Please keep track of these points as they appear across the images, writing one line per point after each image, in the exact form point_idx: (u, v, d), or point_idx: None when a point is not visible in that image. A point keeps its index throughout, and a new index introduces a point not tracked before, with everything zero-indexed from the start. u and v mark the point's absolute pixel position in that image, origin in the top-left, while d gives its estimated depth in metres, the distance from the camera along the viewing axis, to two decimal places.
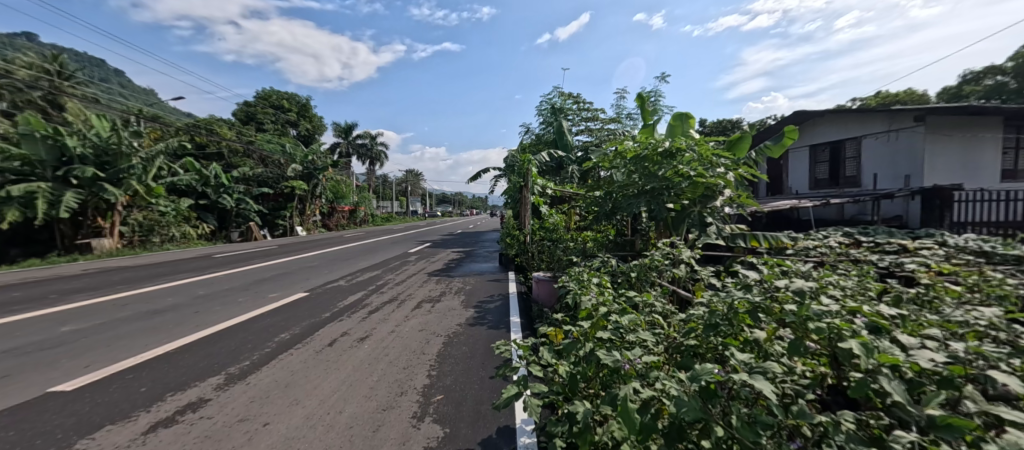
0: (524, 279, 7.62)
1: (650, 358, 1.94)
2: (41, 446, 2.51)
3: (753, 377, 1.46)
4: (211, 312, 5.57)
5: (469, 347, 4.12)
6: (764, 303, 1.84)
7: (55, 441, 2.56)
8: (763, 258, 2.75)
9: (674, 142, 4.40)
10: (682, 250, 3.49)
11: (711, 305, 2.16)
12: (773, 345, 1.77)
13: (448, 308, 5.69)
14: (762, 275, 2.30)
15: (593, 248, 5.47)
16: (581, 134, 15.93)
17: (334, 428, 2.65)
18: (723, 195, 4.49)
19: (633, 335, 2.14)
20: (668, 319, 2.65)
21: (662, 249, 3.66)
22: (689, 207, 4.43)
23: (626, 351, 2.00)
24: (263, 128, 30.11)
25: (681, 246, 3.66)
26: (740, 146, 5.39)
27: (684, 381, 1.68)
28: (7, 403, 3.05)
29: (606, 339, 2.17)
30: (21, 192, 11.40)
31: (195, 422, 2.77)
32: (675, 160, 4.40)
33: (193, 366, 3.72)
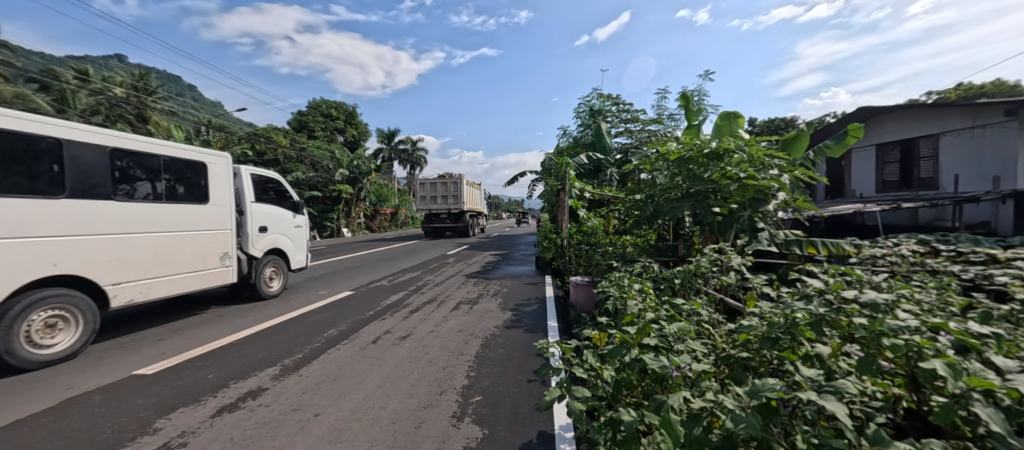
0: (561, 283, 7.53)
1: (700, 367, 1.87)
2: (127, 422, 2.78)
3: (820, 396, 1.37)
4: (266, 307, 5.93)
5: (507, 349, 4.13)
6: (829, 315, 1.73)
7: (138, 418, 2.82)
8: (824, 266, 2.56)
9: (721, 143, 4.22)
10: (732, 257, 3.35)
11: (767, 315, 2.05)
12: (839, 361, 1.65)
13: (486, 310, 5.74)
14: (829, 284, 2.17)
15: (632, 254, 5.39)
16: (620, 135, 15.64)
17: (379, 422, 2.74)
18: (776, 199, 4.23)
19: (680, 344, 2.08)
20: (716, 329, 2.53)
21: (709, 255, 3.50)
22: (738, 212, 4.19)
23: (674, 358, 1.93)
24: (314, 135, 32.01)
25: (730, 252, 3.48)
26: (796, 146, 5.05)
27: (740, 395, 1.60)
28: (101, 382, 3.41)
29: (651, 346, 2.11)
30: None
31: (256, 408, 2.96)
32: (723, 162, 4.22)
33: (254, 356, 3.99)
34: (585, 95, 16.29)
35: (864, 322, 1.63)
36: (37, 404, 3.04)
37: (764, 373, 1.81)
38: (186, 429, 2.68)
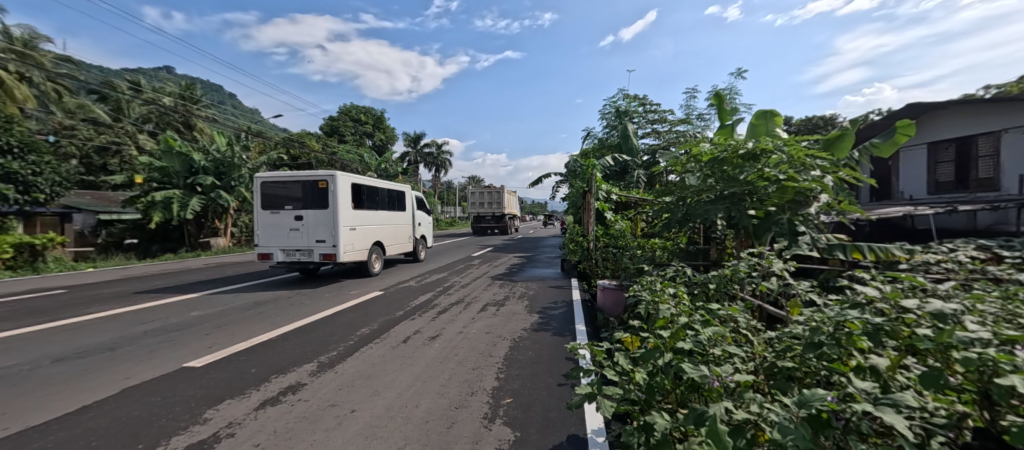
0: (588, 287, 7.47)
1: (741, 376, 1.83)
2: (180, 411, 2.95)
3: (877, 409, 1.31)
4: (302, 306, 6.16)
5: (535, 352, 4.12)
6: (887, 325, 1.66)
7: (189, 408, 2.98)
8: (876, 274, 2.45)
9: (758, 143, 4.09)
10: (772, 261, 3.23)
11: (814, 323, 1.99)
12: (896, 374, 1.58)
13: (513, 312, 5.75)
14: (884, 291, 2.06)
15: (662, 259, 5.29)
16: (647, 136, 15.38)
17: (412, 421, 2.79)
18: (819, 201, 4.05)
19: (719, 350, 2.03)
20: (755, 336, 2.46)
21: (747, 260, 3.37)
22: (776, 214, 4.04)
23: (714, 367, 1.90)
24: (344, 140, 33.04)
25: (771, 257, 3.35)
26: (841, 146, 4.82)
27: (787, 406, 1.55)
28: (156, 373, 3.63)
29: (688, 351, 2.07)
30: (161, 197, 13.64)
31: (295, 403, 3.07)
32: (760, 163, 4.08)
33: (293, 352, 4.15)
34: (611, 96, 16.10)
35: (929, 333, 1.55)
36: (98, 392, 3.25)
37: (813, 383, 1.75)
38: (233, 420, 2.82)
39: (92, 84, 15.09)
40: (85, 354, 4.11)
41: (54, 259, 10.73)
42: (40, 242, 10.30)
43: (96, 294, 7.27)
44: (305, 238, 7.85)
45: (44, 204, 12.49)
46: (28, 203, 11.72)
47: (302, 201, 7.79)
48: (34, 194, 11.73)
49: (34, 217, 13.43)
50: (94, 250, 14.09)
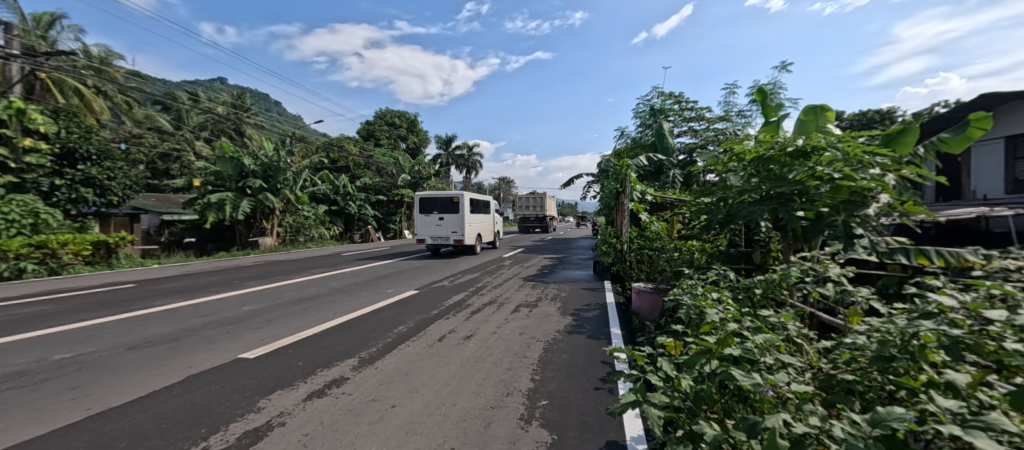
0: (621, 289, 7.34)
1: (798, 387, 1.78)
2: (236, 399, 3.14)
3: (967, 431, 1.26)
4: (342, 303, 6.40)
5: (569, 354, 4.09)
6: (970, 339, 1.60)
7: (243, 397, 3.18)
8: (950, 282, 2.32)
9: (809, 140, 3.86)
10: (827, 266, 3.05)
11: (882, 334, 1.93)
12: (978, 393, 1.52)
13: (546, 314, 5.73)
14: (962, 301, 1.90)
15: (701, 262, 5.11)
16: (683, 135, 14.91)
17: (450, 418, 2.84)
18: (878, 202, 3.79)
19: (773, 360, 1.98)
20: (807, 346, 2.39)
21: (799, 264, 3.18)
22: (828, 216, 3.83)
23: (768, 376, 1.85)
24: (379, 143, 34.10)
25: (827, 260, 3.17)
26: (903, 141, 4.49)
27: (856, 422, 1.51)
28: (214, 362, 3.89)
29: (738, 359, 2.02)
30: (216, 199, 14.59)
31: (340, 396, 3.20)
32: (810, 160, 3.83)
33: (335, 347, 4.32)
34: (645, 94, 15.73)
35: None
36: (163, 380, 3.50)
37: (875, 397, 1.73)
38: (284, 410, 2.97)
39: (157, 95, 16.29)
40: (152, 343, 4.44)
41: (125, 256, 11.70)
42: (115, 241, 11.13)
43: (160, 288, 7.85)
44: (443, 229, 13.05)
45: (118, 207, 13.74)
46: (104, 205, 12.98)
47: (444, 208, 13.11)
48: (109, 197, 12.97)
49: (109, 218, 14.68)
50: (159, 249, 15.44)
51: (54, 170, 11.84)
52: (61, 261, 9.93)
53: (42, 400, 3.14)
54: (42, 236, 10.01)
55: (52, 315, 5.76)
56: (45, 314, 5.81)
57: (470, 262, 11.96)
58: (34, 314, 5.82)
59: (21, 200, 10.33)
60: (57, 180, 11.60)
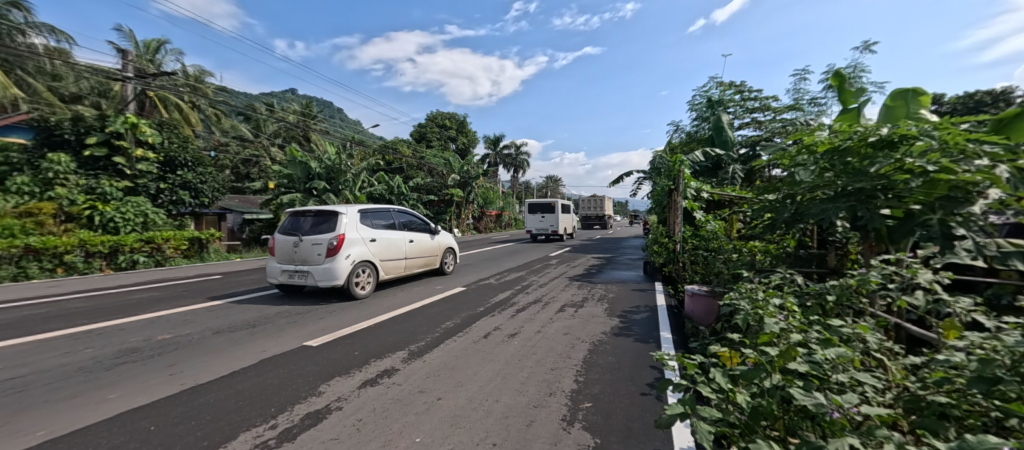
0: (674, 291, 7.03)
1: (876, 409, 1.62)
2: (298, 383, 3.37)
3: None
4: (395, 297, 6.68)
5: (615, 357, 3.97)
6: None
7: (305, 381, 3.40)
8: None
9: (899, 128, 3.48)
10: (916, 272, 2.71)
11: (984, 353, 1.70)
12: None
13: (592, 314, 5.62)
14: None
15: (765, 265, 4.74)
16: (744, 127, 13.99)
17: (493, 414, 2.86)
18: (983, 199, 3.33)
19: (845, 377, 1.81)
20: (888, 362, 2.16)
21: (880, 269, 2.87)
22: (919, 214, 3.44)
23: (839, 395, 1.69)
24: (430, 145, 35.25)
25: (914, 265, 2.84)
26: (1017, 127, 3.93)
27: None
28: (280, 349, 4.20)
29: (803, 373, 1.86)
30: (287, 199, 15.78)
31: (390, 385, 3.33)
32: (899, 151, 3.45)
33: (387, 339, 4.51)
34: (702, 86, 14.94)
35: None
36: (238, 362, 3.82)
37: (973, 425, 1.53)
38: (341, 395, 3.15)
39: (237, 106, 17.93)
40: (234, 329, 4.89)
41: (214, 250, 12.87)
42: (206, 236, 12.30)
43: (241, 280, 8.66)
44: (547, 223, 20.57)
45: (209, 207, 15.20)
46: (198, 205, 14.40)
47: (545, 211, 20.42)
48: (202, 198, 14.37)
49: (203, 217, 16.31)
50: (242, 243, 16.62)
51: (160, 175, 13.37)
52: (165, 255, 11.22)
53: (145, 374, 3.55)
54: (149, 233, 11.35)
55: (155, 301, 6.55)
56: (151, 300, 6.61)
57: (518, 260, 12.02)
58: (143, 299, 6.65)
59: (133, 201, 11.85)
60: (161, 184, 13.12)
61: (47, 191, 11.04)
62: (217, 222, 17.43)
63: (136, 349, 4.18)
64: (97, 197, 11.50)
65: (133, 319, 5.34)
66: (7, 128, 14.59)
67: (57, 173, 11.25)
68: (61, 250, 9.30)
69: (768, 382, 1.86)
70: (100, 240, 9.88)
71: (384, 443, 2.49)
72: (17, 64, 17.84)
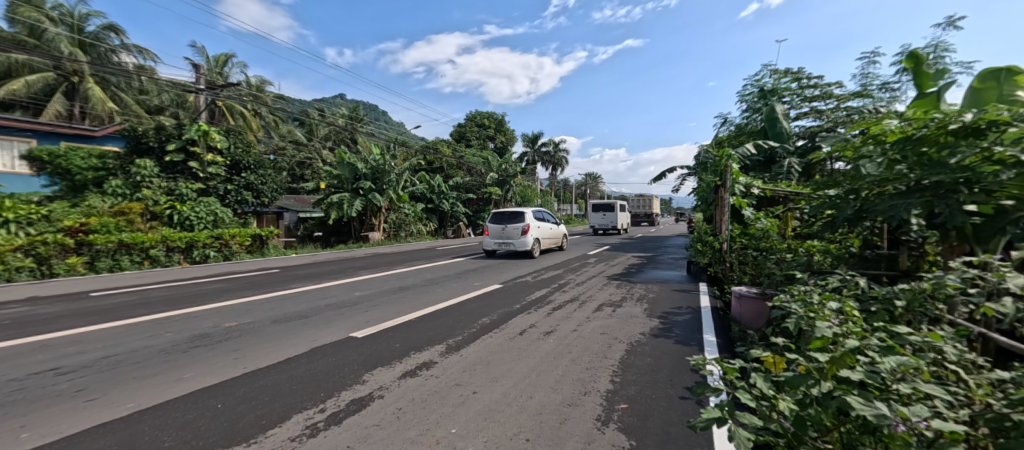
0: (719, 293, 6.71)
1: (948, 426, 1.47)
2: (341, 372, 3.52)
3: None
4: (435, 293, 6.84)
5: (654, 359, 3.84)
6: None
7: (348, 370, 3.55)
8: None
9: (986, 113, 3.14)
10: (1005, 276, 2.43)
11: None
12: None
13: (631, 314, 5.47)
14: None
15: (824, 267, 4.42)
16: (801, 118, 13.08)
17: (526, 410, 2.85)
18: None
19: (911, 389, 1.65)
20: (964, 375, 1.95)
21: (959, 273, 2.59)
22: (1012, 211, 3.07)
23: (904, 408, 1.55)
24: (469, 144, 35.77)
25: (1002, 268, 2.54)
26: None
27: None
28: (326, 339, 4.41)
29: (859, 383, 1.72)
30: (335, 199, 16.56)
31: (428, 377, 3.41)
32: (986, 138, 3.12)
33: (425, 333, 4.62)
34: (754, 75, 14.11)
35: None
36: (291, 350, 4.06)
37: None
38: (381, 384, 3.26)
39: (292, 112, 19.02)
40: (289, 319, 5.20)
41: (274, 247, 13.71)
42: (266, 233, 13.08)
43: (295, 274, 9.21)
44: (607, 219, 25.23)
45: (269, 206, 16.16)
46: (259, 205, 15.39)
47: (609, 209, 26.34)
48: (263, 198, 15.34)
49: (263, 216, 17.49)
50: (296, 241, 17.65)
51: (227, 178, 14.42)
52: (231, 251, 12.11)
53: (213, 357, 3.85)
54: (218, 230, 12.25)
55: (219, 292, 7.10)
56: (217, 291, 7.19)
57: (556, 258, 11.95)
58: (213, 290, 7.25)
59: (205, 201, 12.97)
60: (228, 186, 14.18)
61: (136, 193, 12.30)
62: (276, 221, 18.62)
63: (206, 334, 4.55)
64: (176, 198, 12.69)
65: (204, 307, 5.83)
66: (107, 138, 16.49)
67: (143, 177, 12.53)
68: (148, 245, 10.23)
69: (818, 390, 1.74)
70: (179, 237, 10.80)
71: (421, 432, 2.56)
72: (111, 81, 20.08)
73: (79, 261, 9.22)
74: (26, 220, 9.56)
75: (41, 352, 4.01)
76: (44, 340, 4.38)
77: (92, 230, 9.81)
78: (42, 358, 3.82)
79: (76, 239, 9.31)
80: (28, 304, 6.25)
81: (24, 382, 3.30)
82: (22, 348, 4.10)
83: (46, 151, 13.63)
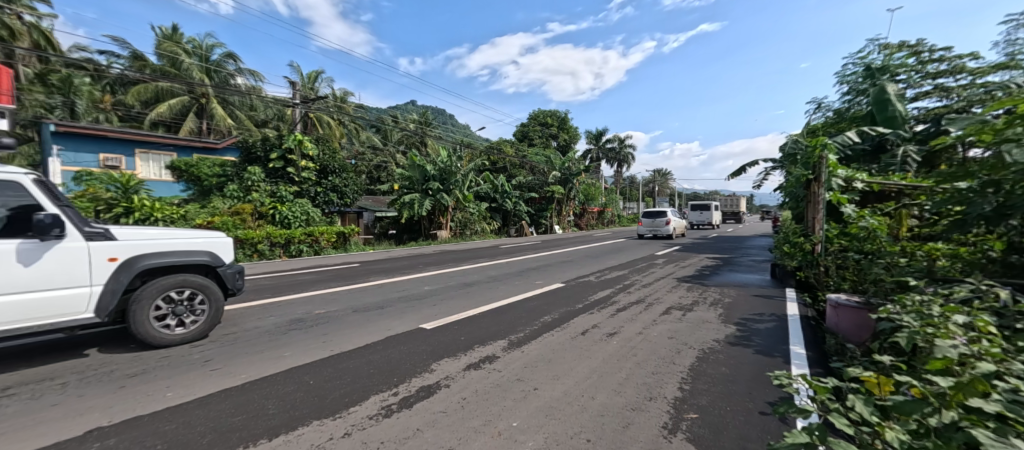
0: (810, 300, 6.05)
1: None
2: (410, 361, 3.70)
3: None
4: (499, 290, 6.95)
5: (729, 368, 3.56)
6: None
7: (416, 359, 3.72)
8: None
9: None
10: None
11: None
12: None
13: (703, 320, 5.13)
14: None
15: (952, 274, 3.81)
16: (918, 99, 11.29)
17: (588, 411, 2.79)
18: None
19: None
20: None
21: None
22: None
23: None
24: (532, 143, 35.96)
25: None
26: None
27: None
28: (397, 329, 4.67)
29: (990, 415, 1.46)
30: (407, 199, 17.53)
31: (491, 371, 3.48)
32: None
33: (488, 328, 4.71)
34: (857, 53, 12.43)
35: None
36: (367, 337, 4.35)
37: None
38: (447, 374, 3.39)
39: (370, 119, 20.45)
40: (367, 309, 5.60)
41: (355, 244, 14.87)
42: (348, 230, 14.17)
43: (372, 268, 9.91)
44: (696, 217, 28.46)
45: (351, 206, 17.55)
46: (343, 205, 16.76)
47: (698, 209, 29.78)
48: (346, 199, 16.70)
49: (345, 215, 19.06)
50: (374, 238, 18.98)
51: (317, 181, 15.89)
52: (320, 246, 13.33)
53: (305, 339, 4.26)
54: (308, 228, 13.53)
55: (309, 282, 7.85)
56: (308, 282, 7.95)
57: (622, 258, 11.55)
58: (305, 281, 8.06)
59: (300, 202, 14.44)
60: (318, 188, 15.62)
61: (246, 196, 14.04)
62: (356, 219, 20.15)
63: (301, 319, 5.05)
64: (277, 199, 14.23)
65: (299, 295, 6.49)
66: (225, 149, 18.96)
67: (252, 182, 14.25)
68: (255, 240, 11.62)
69: (936, 421, 1.50)
70: (279, 233, 12.12)
71: (485, 422, 2.61)
72: (228, 100, 23.16)
73: None
74: (170, 219, 11.22)
75: None
76: None
77: (216, 228, 11.45)
78: None
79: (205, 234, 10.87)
80: None
81: (167, 351, 3.89)
82: None
83: (183, 162, 16.82)
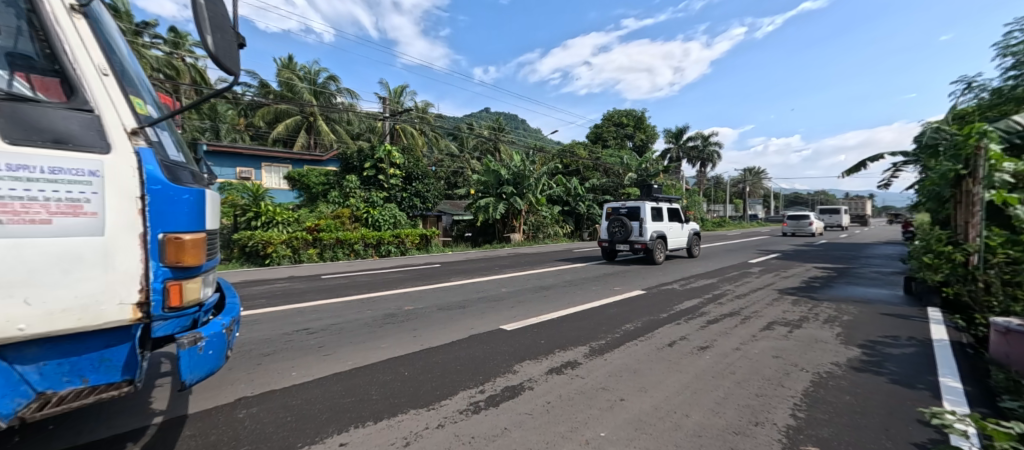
0: (962, 323, 5.04)
1: None
2: (493, 360, 3.79)
3: None
4: (577, 294, 6.85)
5: (855, 397, 3.10)
6: None
7: (499, 360, 3.81)
8: None
9: None
10: None
11: None
12: None
13: (815, 338, 4.55)
14: None
15: None
16: None
17: (683, 429, 2.61)
18: None
19: None
20: None
21: None
22: None
23: None
24: (606, 144, 35.07)
25: None
26: None
27: None
28: (479, 328, 4.81)
29: None
30: (483, 203, 18.12)
31: (574, 377, 3.43)
32: None
33: (569, 333, 4.66)
34: None
35: None
36: (453, 334, 4.56)
37: None
38: (530, 377, 3.41)
39: (449, 127, 21.49)
40: (451, 308, 5.87)
41: (435, 246, 15.72)
42: (428, 233, 15.04)
43: (452, 269, 10.39)
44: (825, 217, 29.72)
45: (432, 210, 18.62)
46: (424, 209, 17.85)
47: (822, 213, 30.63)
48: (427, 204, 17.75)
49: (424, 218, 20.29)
50: (451, 239, 19.77)
51: (402, 187, 17.12)
52: (406, 247, 14.32)
53: (399, 334, 4.59)
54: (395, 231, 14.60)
55: (397, 281, 8.45)
56: (395, 280, 8.57)
57: (709, 265, 10.70)
58: (393, 279, 8.69)
59: (388, 207, 15.67)
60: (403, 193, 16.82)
61: (344, 201, 15.56)
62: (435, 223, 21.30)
63: (393, 315, 5.45)
64: (369, 204, 15.61)
65: (390, 293, 7.02)
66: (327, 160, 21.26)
67: (349, 189, 15.77)
68: (351, 241, 12.83)
69: None
70: (371, 235, 13.27)
71: (571, 429, 2.58)
72: (329, 116, 25.94)
73: (314, 251, 12.13)
74: (287, 222, 12.79)
75: (296, 317, 5.37)
76: (295, 308, 5.86)
77: (322, 229, 12.91)
78: (297, 321, 5.12)
79: (313, 235, 12.28)
80: (285, 282, 8.49)
81: (288, 336, 4.44)
82: (284, 313, 5.57)
83: (296, 172, 19.12)
